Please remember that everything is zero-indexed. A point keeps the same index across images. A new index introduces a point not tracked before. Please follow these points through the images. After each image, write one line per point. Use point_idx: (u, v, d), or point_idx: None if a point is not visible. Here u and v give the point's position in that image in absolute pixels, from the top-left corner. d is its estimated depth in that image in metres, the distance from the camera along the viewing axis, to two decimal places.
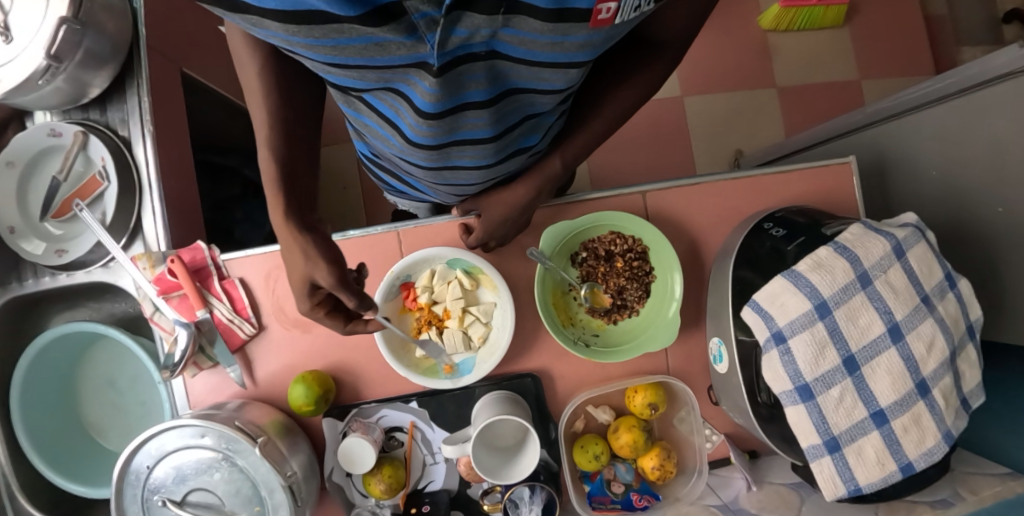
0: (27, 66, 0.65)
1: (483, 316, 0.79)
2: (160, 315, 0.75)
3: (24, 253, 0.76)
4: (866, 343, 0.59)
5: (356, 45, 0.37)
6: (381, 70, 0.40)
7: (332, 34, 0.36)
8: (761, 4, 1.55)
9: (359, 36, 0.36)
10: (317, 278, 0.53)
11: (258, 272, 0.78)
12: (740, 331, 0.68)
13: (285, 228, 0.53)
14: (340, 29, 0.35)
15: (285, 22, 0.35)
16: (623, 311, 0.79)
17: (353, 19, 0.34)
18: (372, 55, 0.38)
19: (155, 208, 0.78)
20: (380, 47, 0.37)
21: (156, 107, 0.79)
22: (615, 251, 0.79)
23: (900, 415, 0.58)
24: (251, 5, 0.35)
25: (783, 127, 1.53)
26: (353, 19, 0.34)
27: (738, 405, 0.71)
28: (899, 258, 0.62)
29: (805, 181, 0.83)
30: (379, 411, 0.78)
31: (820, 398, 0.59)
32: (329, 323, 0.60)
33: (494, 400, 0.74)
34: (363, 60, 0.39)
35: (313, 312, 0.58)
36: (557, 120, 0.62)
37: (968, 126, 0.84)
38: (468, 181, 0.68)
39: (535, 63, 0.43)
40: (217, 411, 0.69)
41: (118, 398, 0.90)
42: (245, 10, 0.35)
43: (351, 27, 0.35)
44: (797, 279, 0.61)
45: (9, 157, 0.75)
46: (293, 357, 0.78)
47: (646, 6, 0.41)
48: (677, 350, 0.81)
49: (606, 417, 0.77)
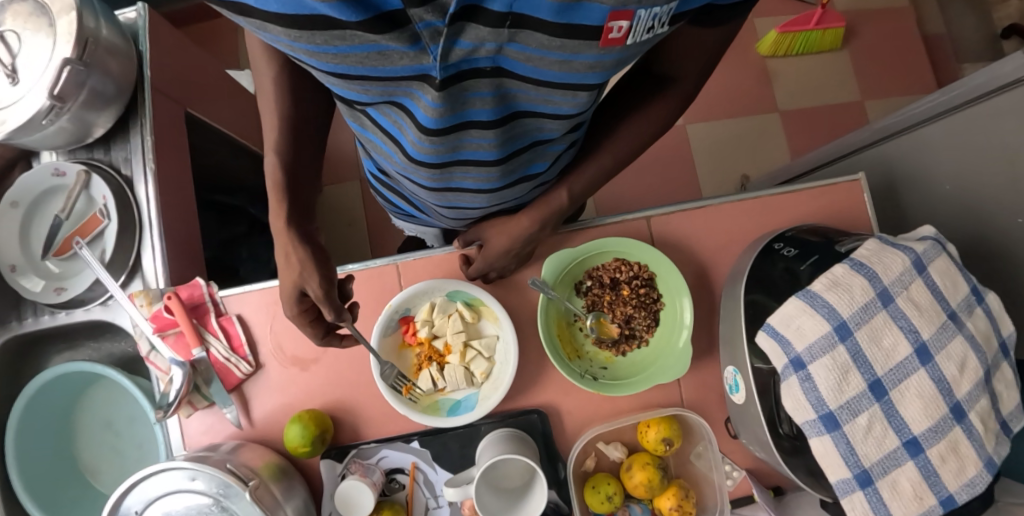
0: (31, 106, 0.67)
1: (486, 350, 0.76)
2: (156, 354, 0.73)
3: (22, 290, 0.76)
4: (892, 366, 0.55)
5: (357, 52, 0.36)
6: (384, 81, 0.40)
7: (334, 41, 0.36)
8: (758, 32, 1.58)
9: (362, 43, 0.35)
10: (308, 288, 0.57)
11: (256, 308, 0.76)
12: (755, 358, 0.64)
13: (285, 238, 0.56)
14: (342, 35, 0.35)
15: (287, 27, 0.35)
16: (632, 341, 0.76)
17: (354, 24, 0.34)
18: (373, 64, 0.37)
19: (155, 244, 0.78)
20: (382, 56, 0.36)
21: (159, 145, 0.80)
22: (621, 278, 0.76)
23: (936, 443, 0.54)
24: (254, 8, 0.35)
25: (789, 150, 1.52)
26: (356, 25, 0.34)
27: (759, 438, 0.66)
28: (920, 272, 0.58)
29: (813, 200, 0.81)
30: (379, 451, 0.74)
31: (846, 428, 0.55)
32: (311, 331, 0.64)
33: (499, 439, 0.70)
34: (365, 69, 0.38)
35: (298, 317, 0.62)
36: (567, 150, 0.62)
37: (978, 138, 0.82)
38: (474, 204, 0.68)
39: (543, 82, 0.42)
40: (210, 453, 0.66)
41: (115, 439, 0.87)
42: (250, 13, 0.35)
43: (354, 34, 0.34)
44: (813, 299, 0.58)
45: (14, 197, 0.76)
46: (290, 396, 0.75)
47: (660, 28, 0.40)
48: (690, 380, 0.77)
49: (618, 455, 0.73)
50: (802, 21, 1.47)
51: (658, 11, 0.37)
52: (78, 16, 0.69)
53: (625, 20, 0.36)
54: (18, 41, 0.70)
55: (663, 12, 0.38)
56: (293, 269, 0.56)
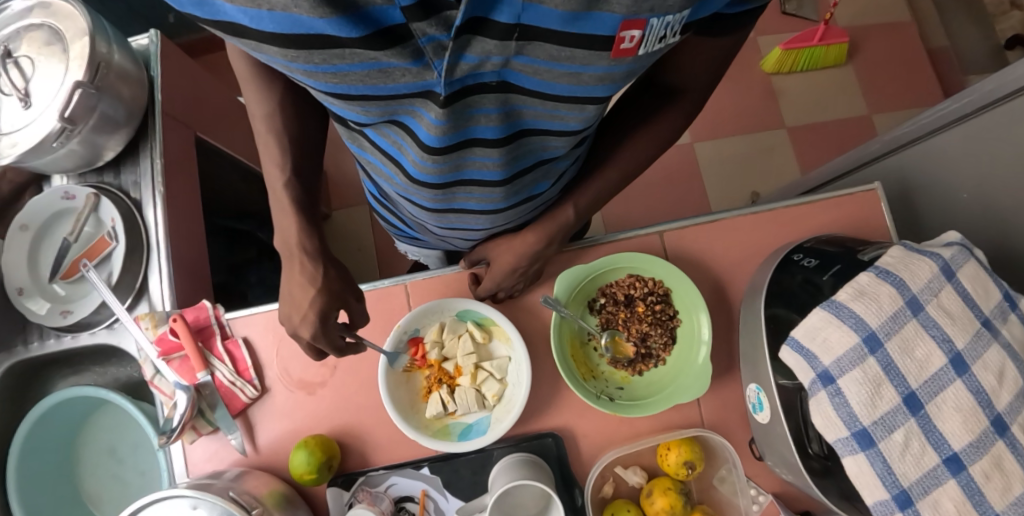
0: (41, 129, 0.68)
1: (498, 371, 0.73)
2: (161, 378, 0.71)
3: (28, 313, 0.75)
4: (927, 378, 0.53)
5: (357, 70, 0.36)
6: (385, 100, 0.39)
7: (334, 60, 0.35)
8: (761, 50, 1.59)
9: (362, 60, 0.35)
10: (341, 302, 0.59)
11: (263, 331, 0.75)
12: (779, 375, 0.61)
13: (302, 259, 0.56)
14: (341, 53, 0.34)
15: (284, 47, 0.34)
16: (649, 361, 0.74)
17: (354, 41, 0.33)
18: (374, 82, 0.37)
19: (162, 267, 0.77)
20: (383, 73, 0.36)
21: (168, 168, 0.80)
22: (635, 295, 0.74)
23: (978, 460, 0.50)
24: (249, 29, 0.34)
25: (797, 166, 1.51)
26: (356, 42, 0.33)
27: (786, 459, 0.63)
28: (949, 279, 0.56)
29: (829, 211, 0.79)
30: (388, 479, 0.71)
31: (882, 445, 0.52)
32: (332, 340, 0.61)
33: (512, 464, 0.67)
34: (365, 87, 0.38)
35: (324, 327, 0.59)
36: (570, 167, 0.61)
37: (994, 144, 0.81)
38: (476, 225, 0.67)
39: (551, 96, 0.41)
40: (213, 481, 0.63)
41: (118, 466, 0.85)
42: (246, 34, 0.35)
43: (353, 52, 0.34)
44: (839, 310, 0.56)
45: (24, 221, 0.76)
46: (297, 422, 0.73)
47: (672, 37, 0.39)
48: (710, 400, 0.74)
49: (638, 480, 0.69)
50: (804, 38, 1.48)
51: (670, 20, 0.36)
52: (91, 42, 0.70)
53: (637, 30, 0.36)
54: (32, 67, 0.71)
55: (676, 21, 0.37)
56: (324, 285, 0.58)
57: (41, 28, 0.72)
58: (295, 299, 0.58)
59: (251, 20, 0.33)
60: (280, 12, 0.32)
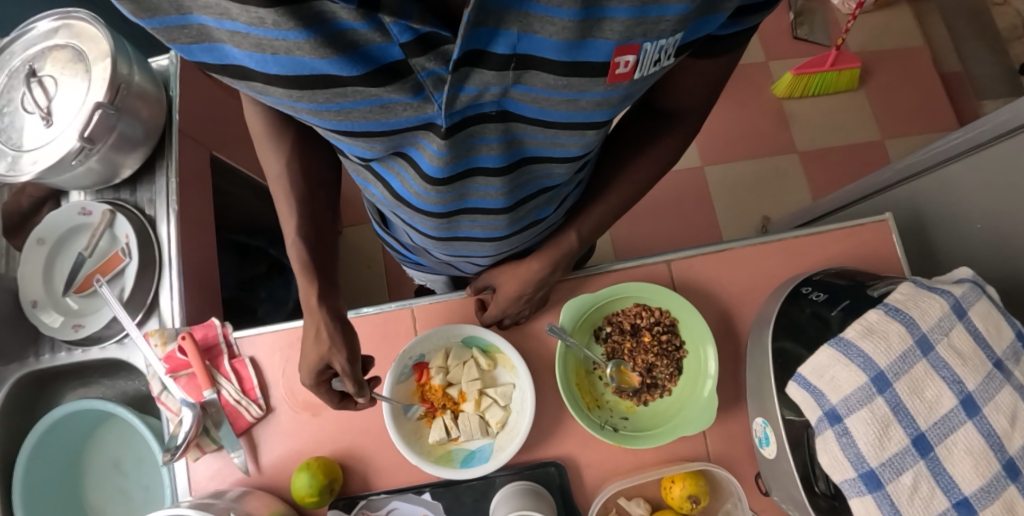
0: (62, 147, 0.69)
1: (502, 399, 0.73)
2: (168, 394, 0.72)
3: (42, 326, 0.77)
4: (937, 420, 0.52)
5: (360, 107, 0.36)
6: (389, 133, 0.40)
7: (337, 98, 0.35)
8: (772, 74, 1.59)
9: (365, 97, 0.35)
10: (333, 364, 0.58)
11: (271, 350, 0.75)
12: (786, 410, 0.61)
13: (309, 286, 0.56)
14: (343, 92, 0.35)
15: (289, 88, 0.35)
16: (654, 391, 0.73)
17: (355, 79, 0.33)
18: (377, 117, 0.37)
19: (173, 284, 0.78)
20: (385, 109, 0.36)
21: (182, 187, 0.82)
22: (641, 324, 0.74)
23: (989, 505, 0.49)
24: (256, 72, 0.35)
25: (809, 190, 1.50)
26: (356, 79, 0.33)
27: (792, 496, 0.62)
28: (960, 318, 0.56)
29: (838, 242, 0.79)
30: (389, 503, 0.71)
31: (889, 488, 0.51)
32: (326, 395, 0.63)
33: (514, 493, 0.66)
34: (370, 123, 0.38)
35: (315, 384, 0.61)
36: (573, 192, 0.62)
37: (1007, 177, 0.80)
38: (481, 252, 0.68)
39: (550, 124, 0.41)
40: (215, 501, 0.63)
41: (122, 480, 0.84)
42: (253, 76, 0.36)
43: (355, 89, 0.34)
44: (847, 348, 0.55)
45: (41, 234, 0.78)
46: (301, 442, 0.73)
47: (667, 60, 0.39)
48: (717, 432, 0.73)
49: (641, 512, 0.68)
50: (815, 63, 1.49)
51: (664, 44, 0.36)
52: (112, 63, 0.72)
53: (631, 54, 0.36)
54: (55, 86, 0.73)
55: (669, 44, 0.37)
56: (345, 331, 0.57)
57: (65, 48, 0.75)
58: (306, 353, 0.59)
59: (256, 63, 0.34)
60: (283, 56, 0.32)
